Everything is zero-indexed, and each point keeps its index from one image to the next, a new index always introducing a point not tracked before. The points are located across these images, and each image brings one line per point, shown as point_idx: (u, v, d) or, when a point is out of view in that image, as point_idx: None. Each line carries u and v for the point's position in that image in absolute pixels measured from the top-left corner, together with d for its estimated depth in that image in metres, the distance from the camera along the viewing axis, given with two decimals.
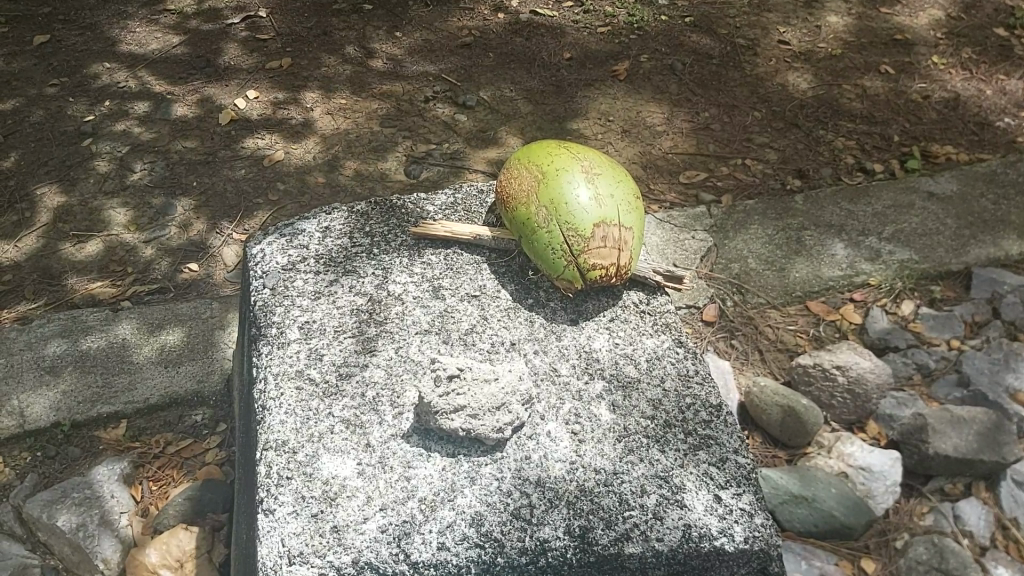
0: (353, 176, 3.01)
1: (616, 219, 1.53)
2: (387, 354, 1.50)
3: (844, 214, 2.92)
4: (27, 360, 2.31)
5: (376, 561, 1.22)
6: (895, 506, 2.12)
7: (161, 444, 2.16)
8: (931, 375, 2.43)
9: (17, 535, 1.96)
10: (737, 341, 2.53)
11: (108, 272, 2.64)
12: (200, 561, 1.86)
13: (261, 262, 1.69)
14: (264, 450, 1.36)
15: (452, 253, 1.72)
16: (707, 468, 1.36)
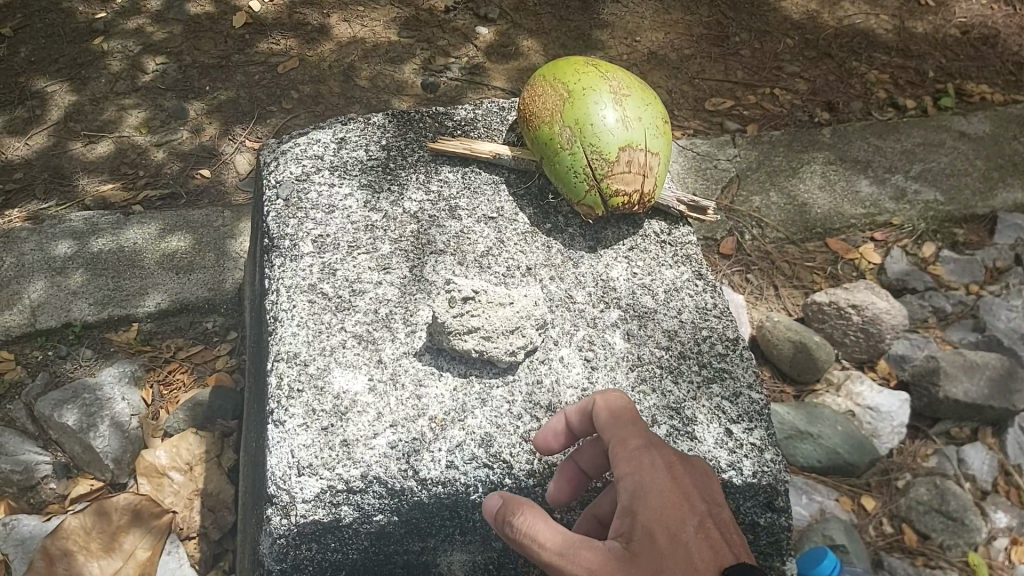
0: (368, 87, 2.92)
1: (643, 144, 1.48)
2: (401, 273, 1.48)
3: (872, 149, 2.83)
4: (39, 261, 2.30)
5: (385, 476, 1.23)
6: (900, 447, 2.13)
7: (171, 349, 2.18)
8: (946, 319, 2.42)
9: (30, 431, 1.99)
10: (752, 275, 2.50)
11: (119, 175, 2.61)
12: (210, 464, 1.92)
13: (275, 171, 1.64)
14: (276, 361, 1.35)
15: (470, 171, 1.67)
16: (720, 402, 1.35)
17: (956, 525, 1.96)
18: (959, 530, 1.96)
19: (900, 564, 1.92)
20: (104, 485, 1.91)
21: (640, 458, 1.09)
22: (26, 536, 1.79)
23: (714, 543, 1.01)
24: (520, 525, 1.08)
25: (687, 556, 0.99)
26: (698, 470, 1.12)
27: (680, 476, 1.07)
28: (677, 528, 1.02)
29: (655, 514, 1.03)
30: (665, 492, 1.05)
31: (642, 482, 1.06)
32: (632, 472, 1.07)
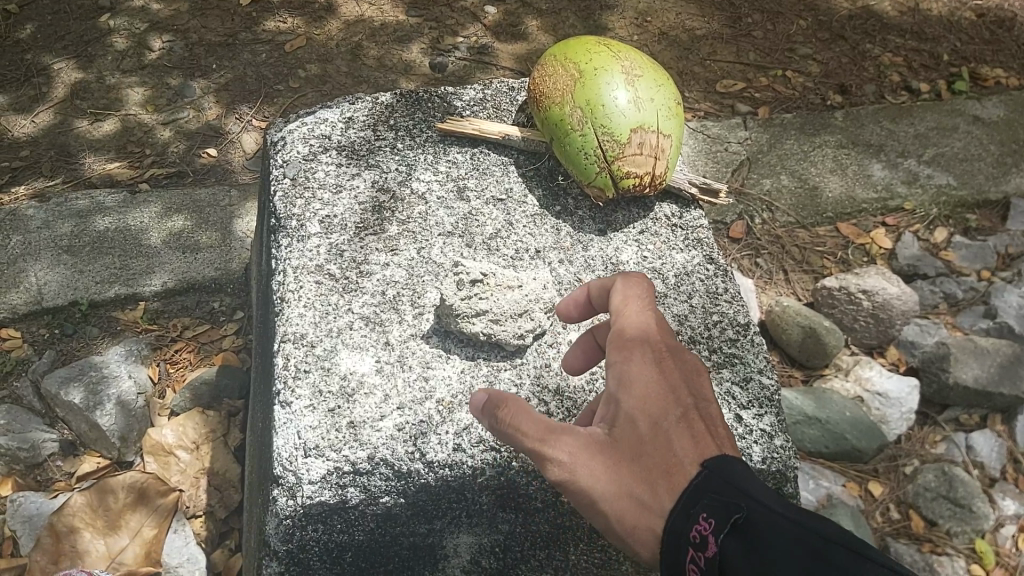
0: (376, 67, 2.90)
1: (655, 125, 1.45)
2: (409, 254, 1.46)
3: (885, 133, 2.80)
4: (45, 239, 2.29)
5: (392, 458, 1.22)
6: (908, 433, 2.12)
7: (178, 329, 2.17)
8: (956, 305, 2.40)
9: (37, 409, 2.00)
10: (762, 260, 2.48)
11: (125, 153, 2.59)
12: (216, 443, 1.92)
13: (282, 150, 1.63)
14: (282, 342, 1.34)
15: (479, 152, 1.65)
16: (730, 387, 1.34)
17: (964, 512, 1.95)
18: (967, 517, 1.95)
19: (907, 550, 1.91)
20: (110, 463, 1.92)
21: (633, 346, 1.10)
22: (33, 513, 1.80)
23: (696, 434, 1.04)
24: (505, 416, 1.10)
25: (667, 446, 1.02)
26: (690, 361, 1.13)
27: (669, 366, 1.09)
28: (660, 417, 1.04)
29: (640, 402, 1.06)
30: (652, 383, 1.07)
31: (633, 370, 1.08)
32: (624, 361, 1.09)
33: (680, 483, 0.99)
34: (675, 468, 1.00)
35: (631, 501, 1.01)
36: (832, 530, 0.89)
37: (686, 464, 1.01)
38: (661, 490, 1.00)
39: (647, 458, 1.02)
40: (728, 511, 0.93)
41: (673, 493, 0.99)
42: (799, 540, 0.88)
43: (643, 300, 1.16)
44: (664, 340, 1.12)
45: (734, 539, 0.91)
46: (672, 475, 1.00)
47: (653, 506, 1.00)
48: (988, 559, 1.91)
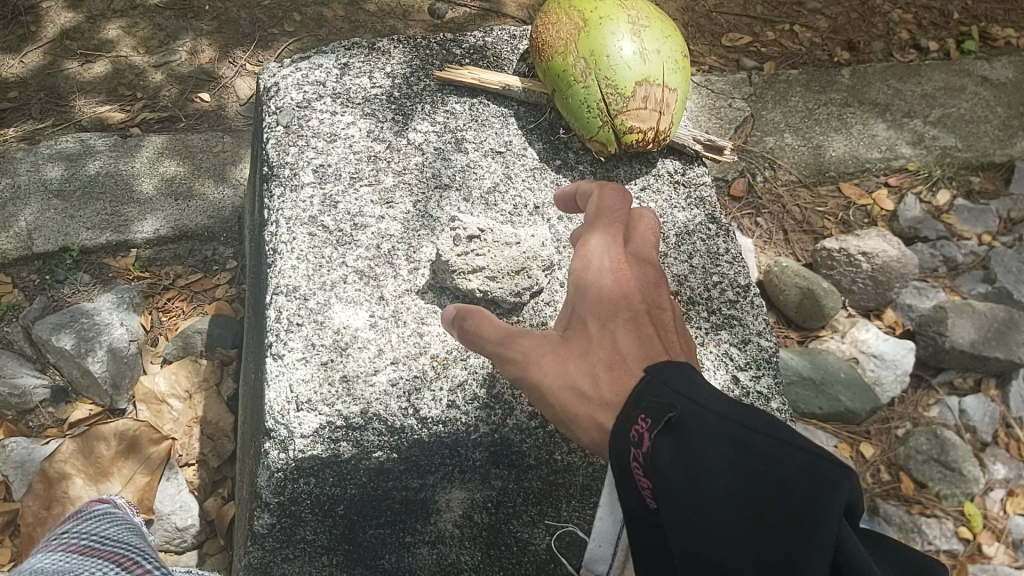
0: (373, 12, 2.81)
1: (660, 79, 1.41)
2: (404, 207, 1.43)
3: (891, 92, 2.74)
4: (35, 183, 2.24)
5: (385, 414, 1.22)
6: (902, 395, 2.13)
7: (170, 277, 2.15)
8: (955, 269, 2.39)
9: (29, 355, 1.98)
10: (762, 219, 2.45)
11: (117, 96, 2.53)
12: (210, 392, 1.92)
13: (275, 95, 1.57)
14: (275, 295, 1.31)
15: (478, 103, 1.60)
16: (728, 348, 1.33)
17: (954, 475, 1.97)
18: (957, 480, 1.97)
19: (895, 512, 1.94)
20: (103, 409, 1.91)
21: (591, 261, 1.13)
22: (25, 459, 1.81)
23: (647, 338, 1.04)
24: (468, 324, 1.14)
25: (616, 347, 1.03)
26: (649, 274, 1.14)
27: (625, 277, 1.10)
28: (611, 323, 1.06)
29: (593, 308, 1.08)
30: (606, 292, 1.09)
31: (588, 280, 1.10)
32: (580, 273, 1.12)
33: (626, 380, 0.99)
34: (621, 365, 1.00)
35: (579, 396, 1.02)
36: (758, 422, 0.85)
37: (633, 362, 1.00)
38: (605, 386, 0.99)
39: (596, 357, 1.03)
40: (663, 407, 0.89)
41: (616, 390, 0.98)
42: (724, 433, 0.84)
43: (607, 216, 1.19)
44: (622, 257, 1.14)
45: (667, 437, 0.86)
46: (618, 372, 1.00)
47: (598, 401, 0.99)
48: (975, 522, 1.95)
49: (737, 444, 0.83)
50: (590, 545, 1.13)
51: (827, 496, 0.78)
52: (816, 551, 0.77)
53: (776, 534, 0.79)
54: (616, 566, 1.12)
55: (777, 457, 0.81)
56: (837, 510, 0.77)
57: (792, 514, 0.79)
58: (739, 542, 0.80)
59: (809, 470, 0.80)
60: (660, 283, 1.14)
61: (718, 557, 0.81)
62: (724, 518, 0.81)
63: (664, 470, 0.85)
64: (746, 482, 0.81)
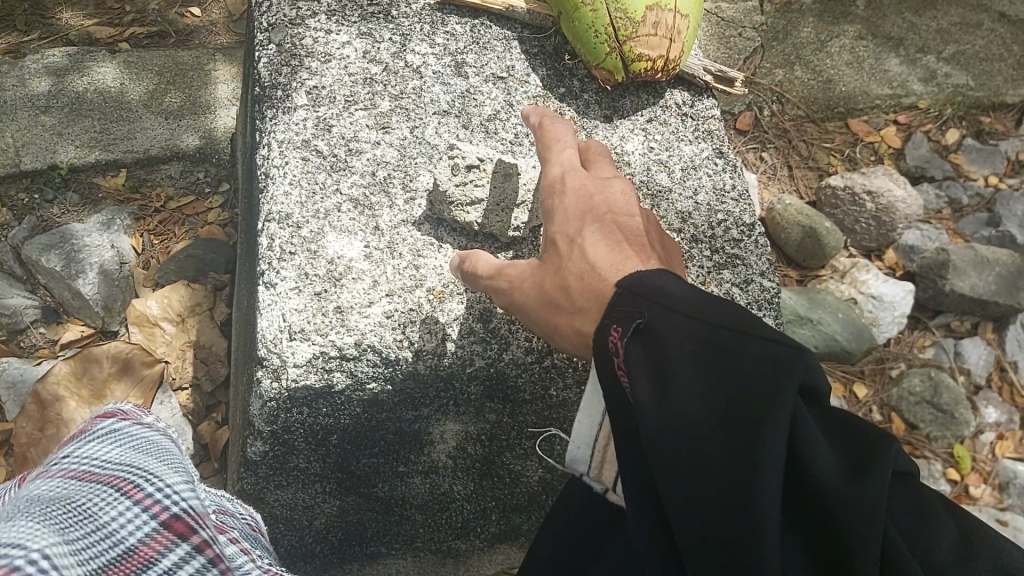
0: None
1: (672, 4, 1.35)
2: (401, 134, 1.38)
3: (907, 26, 2.62)
4: (19, 98, 2.17)
5: (380, 346, 1.20)
6: (898, 337, 2.12)
7: (162, 200, 2.10)
8: (959, 211, 2.37)
9: (18, 276, 1.95)
10: (767, 154, 2.39)
11: (103, 9, 2.42)
12: (203, 317, 1.89)
13: (265, 11, 1.49)
14: (267, 222, 1.27)
15: (479, 24, 1.53)
16: (730, 288, 1.31)
17: (945, 418, 1.99)
18: (948, 423, 1.99)
19: None
20: (94, 331, 1.89)
21: (562, 185, 1.13)
22: (17, 379, 1.80)
23: (620, 247, 1.02)
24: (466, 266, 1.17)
25: (589, 258, 1.01)
26: (616, 187, 1.13)
27: (595, 196, 1.10)
28: (583, 237, 1.04)
29: (566, 226, 1.07)
30: (577, 210, 1.08)
31: (559, 204, 1.11)
32: (553, 196, 1.12)
33: (600, 289, 0.97)
34: (594, 275, 0.98)
35: (559, 311, 1.01)
36: (719, 315, 0.83)
37: (606, 270, 0.98)
38: (581, 298, 0.98)
39: (570, 271, 1.02)
40: (631, 314, 0.87)
41: (586, 297, 0.97)
42: (688, 331, 0.82)
43: (567, 142, 1.21)
44: (592, 178, 1.14)
45: (636, 341, 0.85)
46: (590, 282, 0.98)
47: (578, 316, 0.99)
48: (963, 463, 1.99)
49: (701, 340, 0.81)
50: (569, 447, 1.02)
51: (785, 376, 0.75)
52: (776, 433, 0.73)
53: (741, 420, 0.76)
54: (595, 467, 1.03)
55: (739, 346, 0.79)
56: (795, 390, 0.74)
57: (752, 401, 0.76)
58: (709, 436, 0.77)
59: (768, 351, 0.78)
60: (630, 193, 1.13)
61: (690, 456, 0.78)
62: (692, 413, 0.79)
63: (633, 374, 0.83)
64: (713, 376, 0.79)
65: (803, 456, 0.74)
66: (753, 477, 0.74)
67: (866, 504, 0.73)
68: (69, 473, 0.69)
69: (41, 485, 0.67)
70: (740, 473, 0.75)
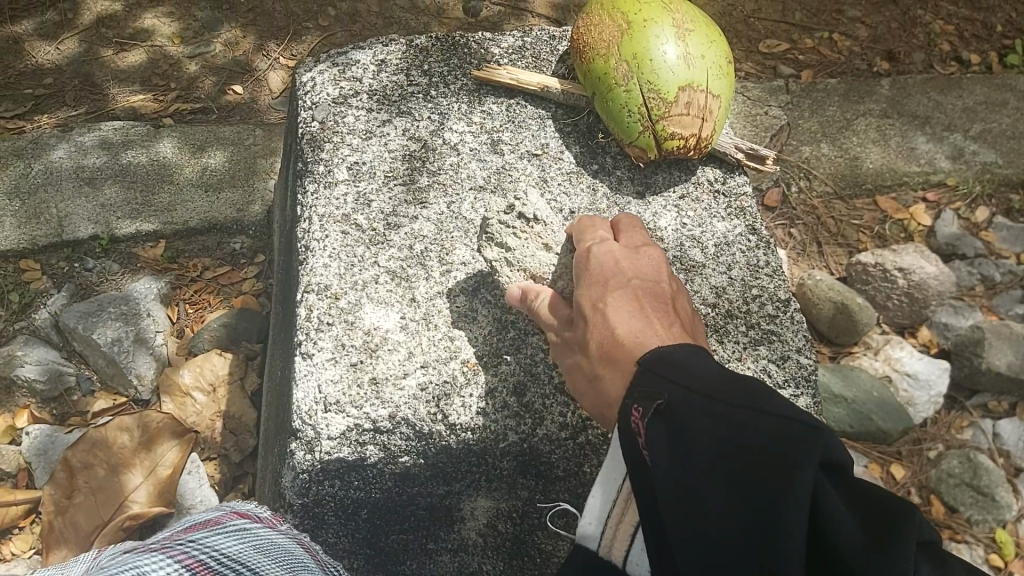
0: (408, 7, 2.81)
1: (704, 84, 1.38)
2: (438, 208, 1.41)
3: (932, 105, 2.67)
4: (67, 169, 2.25)
5: (414, 419, 1.19)
6: (935, 417, 2.08)
7: (198, 269, 2.14)
8: (993, 288, 2.33)
9: (55, 343, 1.98)
10: (795, 231, 2.40)
11: (151, 87, 2.54)
12: (233, 387, 1.91)
13: (311, 90, 1.56)
14: (306, 292, 1.30)
15: (516, 104, 1.58)
16: (766, 364, 1.30)
17: (986, 501, 1.93)
18: (989, 506, 1.92)
19: None
20: (127, 400, 1.91)
21: (593, 253, 1.20)
22: (47, 447, 1.80)
23: (645, 319, 1.08)
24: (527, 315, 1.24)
25: (613, 330, 1.07)
26: (648, 258, 1.20)
27: (622, 266, 1.17)
28: (608, 307, 1.10)
29: (592, 294, 1.13)
30: (603, 281, 1.14)
31: (586, 272, 1.18)
32: (584, 267, 1.19)
33: (622, 361, 1.03)
34: (618, 346, 1.05)
35: (589, 381, 1.08)
36: (734, 395, 0.87)
37: (628, 341, 1.05)
38: (604, 369, 1.05)
39: (596, 342, 1.08)
40: (653, 395, 0.92)
41: (611, 365, 1.04)
42: (706, 409, 0.86)
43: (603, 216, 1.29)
44: (624, 249, 1.21)
45: (657, 419, 0.89)
46: (613, 353, 1.05)
47: (604, 387, 1.05)
48: (1007, 549, 1.90)
49: (719, 419, 0.85)
50: (580, 523, 1.01)
51: (801, 451, 0.78)
52: (796, 510, 0.77)
53: (757, 500, 0.80)
54: (608, 541, 1.00)
55: (754, 427, 0.83)
56: (812, 465, 0.77)
57: (770, 477, 0.79)
58: (730, 510, 0.81)
59: (783, 432, 0.81)
60: (660, 265, 1.20)
61: (713, 532, 0.82)
62: (715, 493, 0.83)
63: (656, 451, 0.87)
64: (731, 456, 0.83)
65: (822, 525, 0.76)
66: (776, 554, 0.78)
67: (882, 574, 0.73)
68: (183, 560, 0.81)
69: (161, 561, 0.79)
70: (764, 547, 0.79)
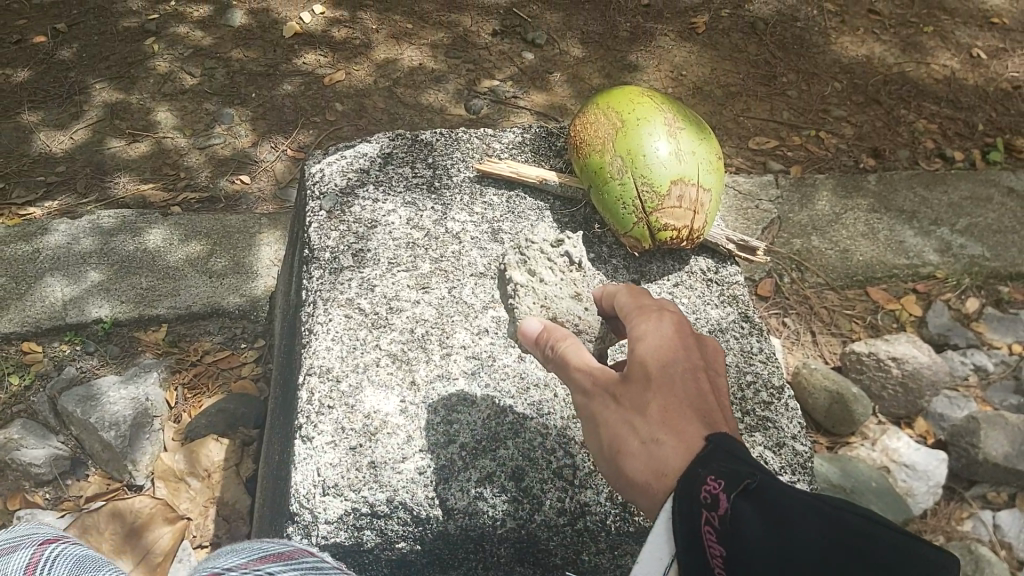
0: (412, 105, 2.94)
1: (695, 179, 1.45)
2: (440, 293, 1.45)
3: (918, 200, 2.76)
4: (74, 254, 2.30)
5: (412, 503, 1.19)
6: (934, 508, 2.06)
7: (198, 353, 2.16)
8: (987, 378, 2.33)
9: (52, 426, 1.98)
10: (789, 320, 2.43)
11: (160, 176, 2.62)
12: (228, 473, 1.90)
13: (320, 181, 1.63)
14: (308, 375, 1.32)
15: (515, 196, 1.64)
16: (762, 452, 1.31)
17: None
18: None
19: None
20: (120, 485, 1.89)
21: (661, 319, 1.05)
22: None
23: (711, 402, 0.94)
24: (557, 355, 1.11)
25: (677, 398, 0.93)
26: (710, 345, 1.06)
27: (690, 339, 1.02)
28: (671, 370, 0.96)
29: (655, 353, 0.99)
30: (669, 341, 1.00)
31: (647, 327, 1.04)
32: (645, 322, 1.05)
33: (687, 434, 0.88)
34: (685, 422, 0.90)
35: (638, 446, 0.92)
36: (840, 499, 0.74)
37: (695, 418, 0.90)
38: (664, 437, 0.89)
39: (657, 407, 0.93)
40: (740, 474, 0.77)
41: (675, 435, 0.89)
42: (811, 503, 0.73)
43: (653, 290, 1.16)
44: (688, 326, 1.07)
45: (745, 502, 0.74)
46: (677, 425, 0.90)
47: (656, 458, 0.89)
48: None
49: (828, 515, 0.71)
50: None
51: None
52: None
53: None
54: None
55: (877, 538, 0.69)
56: None
57: None
58: None
59: (912, 553, 0.68)
60: (718, 355, 1.06)
61: None
62: None
63: (747, 540, 0.73)
64: (843, 564, 0.68)
65: None
66: None
67: None
68: None
69: None
70: None
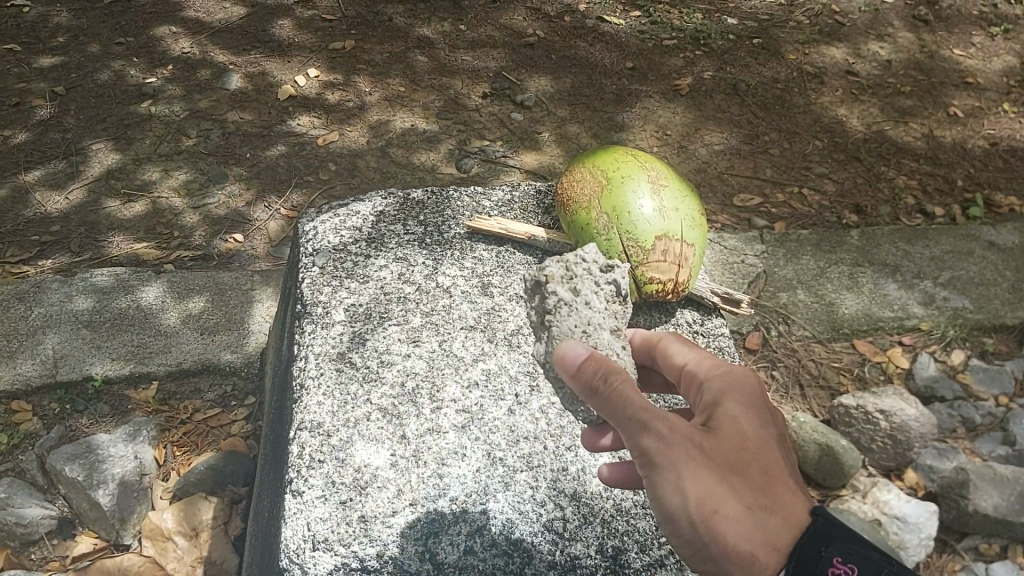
0: (404, 164, 3.00)
1: (679, 234, 1.49)
2: (430, 346, 1.46)
3: (900, 254, 2.82)
4: (67, 312, 2.32)
5: (401, 558, 1.19)
6: (927, 560, 2.05)
7: (189, 411, 2.16)
8: (974, 430, 2.34)
9: (39, 484, 1.96)
10: (778, 373, 2.45)
11: (154, 234, 2.65)
12: (216, 532, 1.87)
13: (313, 239, 1.67)
14: (299, 430, 1.33)
15: (504, 251, 1.67)
16: None
17: None
18: None
19: None
20: (107, 544, 1.88)
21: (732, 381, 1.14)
22: None
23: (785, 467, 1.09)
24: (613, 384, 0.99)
25: (773, 471, 1.05)
26: None
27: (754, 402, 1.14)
28: (756, 438, 1.07)
29: (740, 419, 1.08)
30: (750, 409, 1.10)
31: (727, 392, 1.12)
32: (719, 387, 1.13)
33: (791, 508, 1.03)
34: (786, 495, 1.04)
35: (744, 512, 1.00)
36: None
37: (791, 492, 1.05)
38: (773, 510, 1.01)
39: (759, 475, 1.04)
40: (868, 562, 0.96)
41: (783, 509, 1.02)
42: None
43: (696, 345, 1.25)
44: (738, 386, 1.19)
45: None
46: (782, 499, 1.03)
47: (762, 526, 1.00)
48: None
49: None
50: None
51: None
52: None
53: None
54: None
55: None
56: None
57: None
58: None
59: None
60: None
61: None
62: None
63: None
64: None
65: None
66: None
67: None
68: None
69: None
70: None
